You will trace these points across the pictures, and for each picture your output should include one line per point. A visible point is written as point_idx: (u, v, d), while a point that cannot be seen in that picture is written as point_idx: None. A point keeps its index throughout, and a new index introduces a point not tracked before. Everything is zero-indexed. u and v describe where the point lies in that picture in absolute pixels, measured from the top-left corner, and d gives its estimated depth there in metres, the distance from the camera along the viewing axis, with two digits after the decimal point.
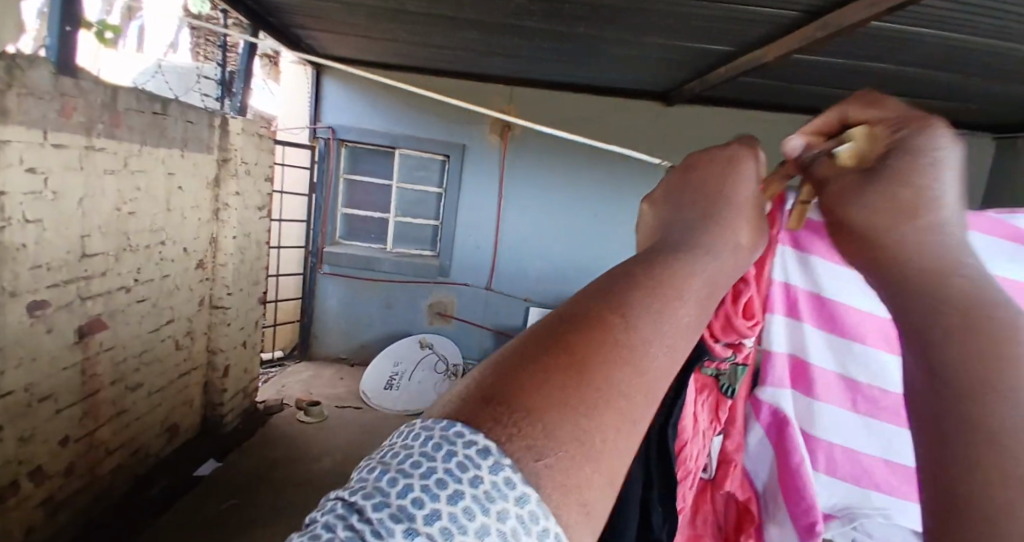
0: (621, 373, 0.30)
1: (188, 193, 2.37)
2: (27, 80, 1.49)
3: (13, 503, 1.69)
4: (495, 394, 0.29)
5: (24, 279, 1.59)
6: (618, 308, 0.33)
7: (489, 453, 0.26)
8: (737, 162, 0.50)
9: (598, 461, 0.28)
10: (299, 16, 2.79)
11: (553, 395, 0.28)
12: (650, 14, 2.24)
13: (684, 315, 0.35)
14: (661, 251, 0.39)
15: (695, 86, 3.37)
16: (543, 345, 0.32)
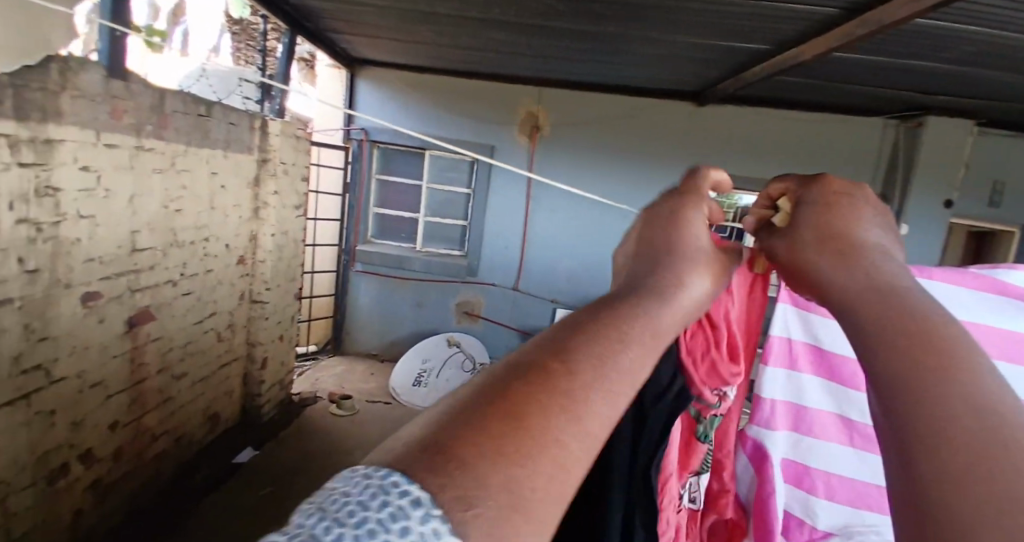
0: (559, 419, 0.33)
1: (231, 192, 2.46)
2: (79, 83, 1.58)
3: (65, 484, 1.78)
4: (430, 445, 0.28)
5: (77, 272, 1.68)
6: (558, 356, 0.37)
7: (420, 504, 0.25)
8: (683, 212, 0.60)
9: (529, 512, 0.28)
10: (334, 20, 2.86)
11: (486, 445, 0.29)
12: (680, 13, 2.23)
13: (626, 363, 0.39)
14: (608, 304, 0.45)
15: (727, 85, 3.32)
16: (487, 393, 0.33)
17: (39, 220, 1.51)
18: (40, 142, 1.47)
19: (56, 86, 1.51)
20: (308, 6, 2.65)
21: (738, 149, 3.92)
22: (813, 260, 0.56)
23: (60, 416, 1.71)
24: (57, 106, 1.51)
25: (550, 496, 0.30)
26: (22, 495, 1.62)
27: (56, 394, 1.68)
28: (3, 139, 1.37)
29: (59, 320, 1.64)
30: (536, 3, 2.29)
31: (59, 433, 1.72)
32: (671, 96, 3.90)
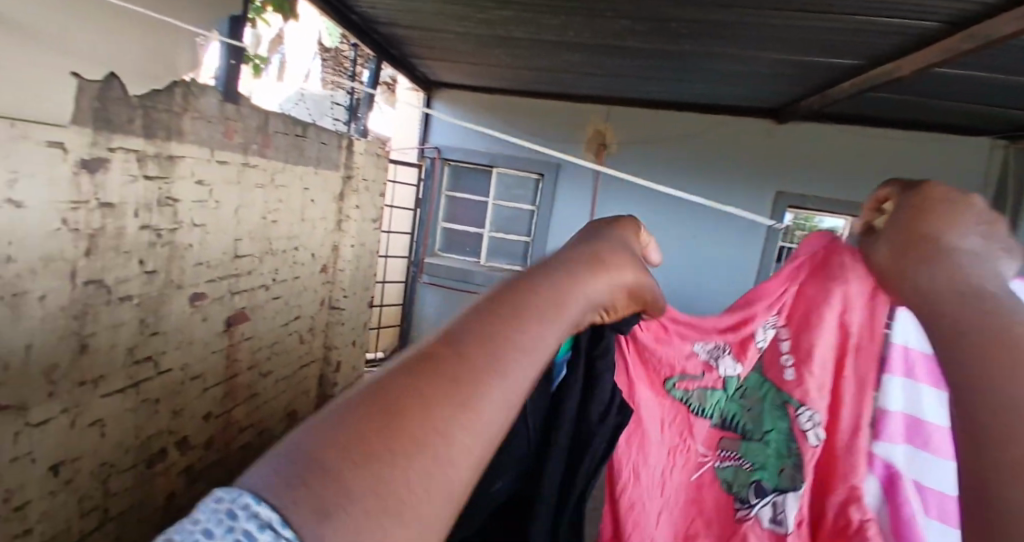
0: (439, 416, 0.33)
1: (319, 206, 2.65)
2: (199, 105, 1.78)
3: (161, 468, 1.95)
4: (313, 456, 0.28)
5: (188, 274, 1.87)
6: (454, 359, 0.36)
7: (271, 526, 0.24)
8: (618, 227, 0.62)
9: (402, 512, 0.28)
10: (417, 47, 3.04)
11: (361, 459, 0.29)
12: (760, 29, 2.20)
13: (522, 354, 0.39)
14: (517, 293, 0.44)
15: (812, 102, 3.22)
16: (373, 394, 0.33)
17: (159, 227, 1.70)
18: (163, 158, 1.66)
19: (180, 108, 1.70)
20: (395, 34, 2.84)
21: (816, 169, 3.77)
22: (903, 265, 0.59)
23: (163, 404, 1.89)
24: (180, 126, 1.71)
25: (431, 498, 0.30)
26: (125, 474, 1.79)
27: (160, 384, 1.86)
28: (133, 154, 1.56)
29: (169, 317, 1.83)
30: (613, 25, 2.34)
31: (161, 419, 1.90)
32: (745, 114, 3.82)
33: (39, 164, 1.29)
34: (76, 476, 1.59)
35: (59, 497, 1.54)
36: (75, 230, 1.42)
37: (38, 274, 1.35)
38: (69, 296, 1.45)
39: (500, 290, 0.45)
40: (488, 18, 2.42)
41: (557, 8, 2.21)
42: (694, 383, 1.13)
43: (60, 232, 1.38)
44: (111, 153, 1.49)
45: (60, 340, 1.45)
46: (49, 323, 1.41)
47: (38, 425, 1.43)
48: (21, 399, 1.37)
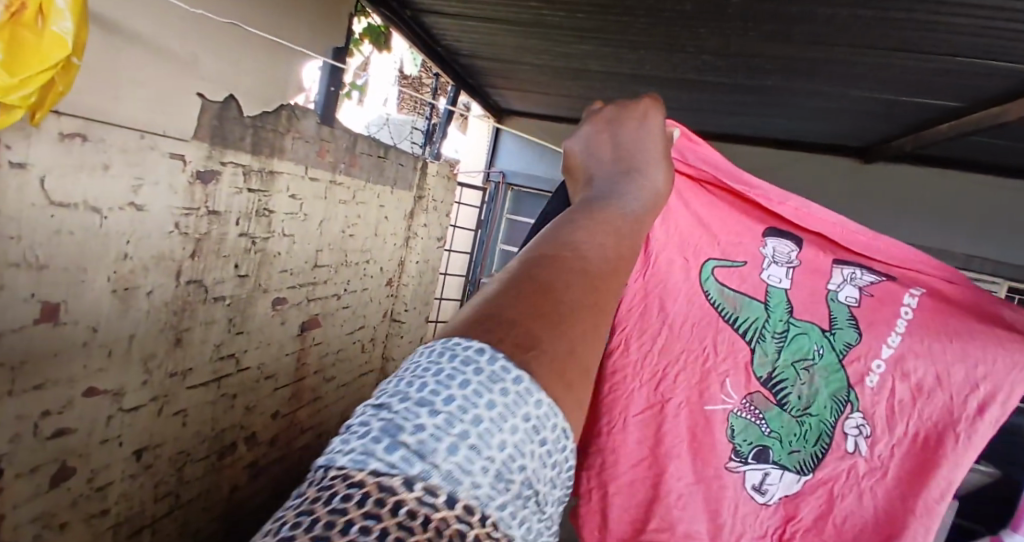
0: (579, 291, 0.38)
1: (391, 222, 2.79)
2: (300, 127, 1.94)
3: (230, 460, 2.07)
4: (485, 316, 0.33)
5: (274, 279, 2.01)
6: (566, 251, 0.42)
7: (484, 349, 0.31)
8: (647, 116, 0.65)
9: (574, 360, 0.34)
10: (493, 77, 3.18)
11: (527, 313, 0.34)
12: (848, 66, 2.16)
13: (621, 249, 0.46)
14: (597, 208, 0.50)
15: (905, 142, 3.11)
16: (515, 284, 0.37)
17: (254, 235, 1.84)
18: (265, 173, 1.81)
19: (284, 129, 1.86)
20: (475, 64, 2.98)
21: (895, 213, 3.62)
22: None
23: (239, 399, 2.03)
24: (282, 144, 1.86)
25: (590, 351, 0.36)
26: (198, 464, 1.91)
27: (238, 381, 1.99)
28: (240, 168, 1.71)
29: (253, 318, 1.97)
30: (695, 60, 2.37)
31: (236, 413, 2.03)
32: (822, 152, 3.73)
33: (161, 173, 1.44)
34: (154, 461, 1.72)
35: (137, 479, 1.67)
36: (184, 234, 1.57)
37: (149, 270, 1.50)
38: (171, 293, 1.59)
39: (568, 214, 0.49)
40: (567, 51, 2.50)
41: (635, 43, 2.27)
42: (725, 281, 1.18)
43: (171, 235, 1.53)
44: (222, 167, 1.64)
45: (159, 332, 1.59)
46: (151, 317, 1.55)
47: (129, 411, 1.57)
48: (119, 384, 1.51)
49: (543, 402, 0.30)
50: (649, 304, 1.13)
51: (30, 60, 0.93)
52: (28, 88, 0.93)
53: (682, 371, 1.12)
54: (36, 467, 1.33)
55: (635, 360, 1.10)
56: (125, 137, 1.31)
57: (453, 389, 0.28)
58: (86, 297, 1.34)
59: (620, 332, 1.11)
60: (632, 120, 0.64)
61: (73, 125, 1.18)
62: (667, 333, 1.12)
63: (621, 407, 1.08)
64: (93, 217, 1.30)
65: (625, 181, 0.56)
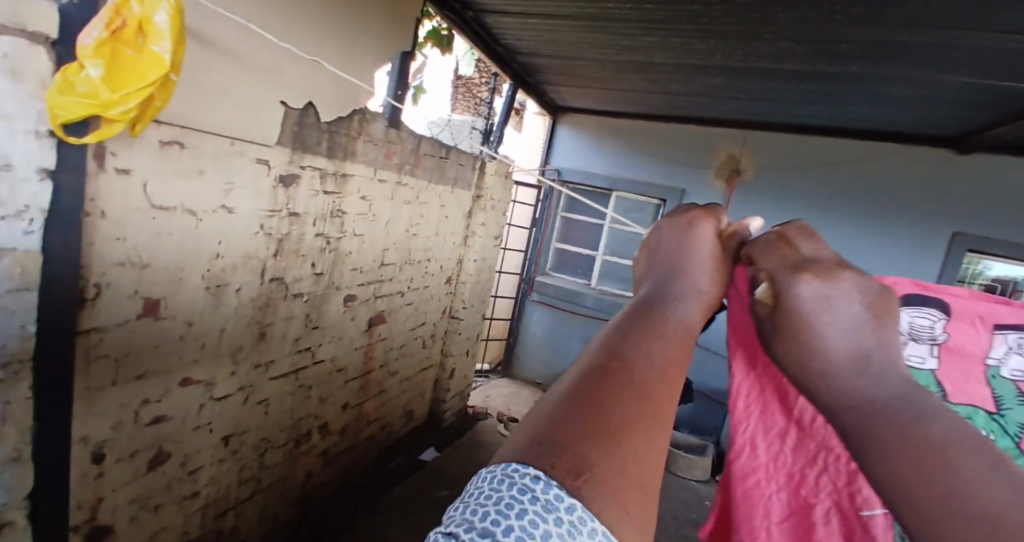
0: (630, 407, 0.48)
1: (452, 221, 2.86)
2: (370, 130, 2.02)
3: (306, 447, 2.19)
4: (549, 443, 0.44)
5: (346, 277, 2.11)
6: (618, 360, 0.52)
7: (539, 479, 0.42)
8: (695, 226, 0.71)
9: (626, 474, 0.44)
10: (551, 74, 3.21)
11: (582, 438, 0.45)
12: (941, 50, 2.04)
13: (669, 351, 0.55)
14: (644, 320, 0.58)
15: (1005, 131, 2.89)
16: (576, 395, 0.48)
17: (329, 235, 1.94)
18: (339, 176, 1.90)
19: (356, 132, 1.95)
20: (534, 62, 3.01)
21: (982, 208, 3.38)
22: None
23: (314, 391, 2.14)
24: (354, 148, 1.95)
25: (646, 465, 0.46)
26: (278, 451, 2.03)
27: (314, 373, 2.10)
28: (318, 172, 1.80)
29: (328, 314, 2.08)
30: (769, 48, 2.30)
31: (310, 404, 2.14)
32: (900, 141, 3.52)
33: (249, 177, 1.55)
34: (240, 447, 1.84)
35: (225, 464, 1.79)
36: (268, 234, 1.68)
37: (239, 269, 1.61)
38: (256, 290, 1.70)
39: (618, 319, 0.59)
40: (630, 44, 2.48)
41: (705, 32, 2.22)
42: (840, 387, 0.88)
43: (257, 235, 1.64)
44: (301, 171, 1.74)
45: (245, 326, 1.70)
46: (239, 313, 1.66)
47: (220, 399, 1.69)
48: (210, 375, 1.63)
49: (596, 531, 0.41)
50: (767, 393, 0.79)
51: (129, 77, 0.99)
52: (128, 104, 1.00)
53: (827, 469, 0.78)
54: (134, 452, 1.45)
55: (767, 464, 0.77)
56: (217, 145, 1.42)
57: (512, 519, 0.40)
58: (183, 293, 1.46)
59: (739, 429, 0.80)
60: (683, 232, 0.71)
61: (172, 134, 1.29)
62: (798, 432, 0.79)
63: (754, 522, 0.74)
64: (189, 219, 1.41)
65: (675, 288, 0.64)
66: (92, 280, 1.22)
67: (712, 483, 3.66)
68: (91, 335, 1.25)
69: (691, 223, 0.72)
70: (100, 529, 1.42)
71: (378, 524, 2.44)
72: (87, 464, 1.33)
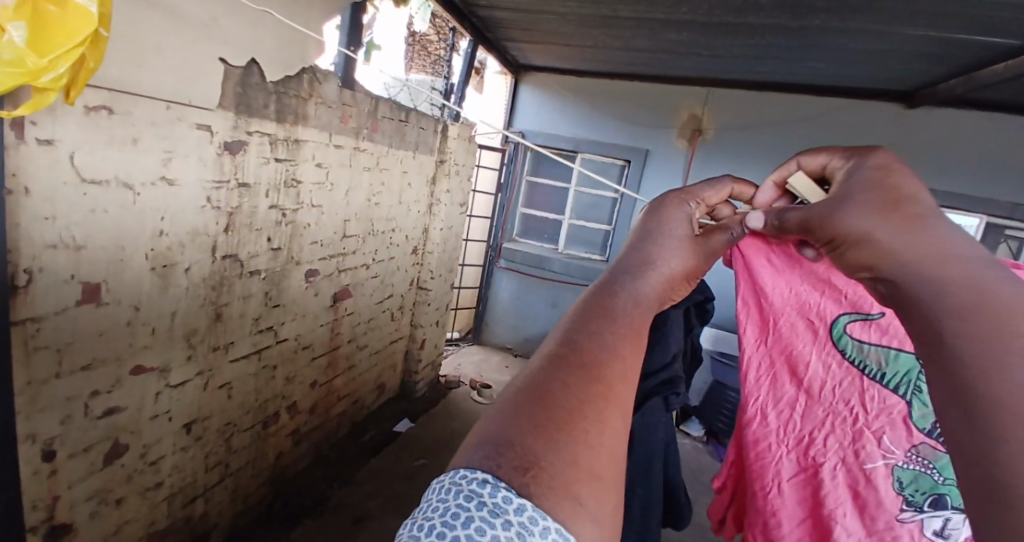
0: (575, 393, 0.47)
1: (414, 188, 2.75)
2: (322, 91, 1.88)
3: (274, 429, 2.11)
4: (495, 440, 0.43)
5: (305, 251, 2.01)
6: (569, 347, 0.52)
7: (486, 483, 0.39)
8: (670, 208, 0.70)
9: (575, 468, 0.43)
10: (512, 29, 3.08)
11: (525, 432, 0.43)
12: (911, 2, 2.02)
13: (622, 334, 0.55)
14: (603, 301, 0.58)
15: (957, 83, 2.96)
16: (523, 390, 0.48)
17: (284, 207, 1.83)
18: (290, 142, 1.78)
19: (307, 94, 1.81)
20: (493, 16, 2.88)
21: (932, 160, 3.49)
22: None
23: (280, 370, 2.05)
24: (306, 111, 1.82)
25: (597, 458, 0.45)
26: (244, 434, 1.95)
27: (278, 352, 2.01)
28: (267, 138, 1.67)
29: (289, 290, 1.97)
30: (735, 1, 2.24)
31: (276, 385, 2.06)
32: (857, 96, 3.57)
33: (191, 145, 1.41)
34: (203, 434, 1.75)
35: (189, 452, 1.70)
36: (216, 208, 1.55)
37: (186, 247, 1.49)
38: (208, 269, 1.59)
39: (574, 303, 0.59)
40: None
41: None
42: (856, 332, 0.96)
43: (204, 209, 1.51)
44: (248, 137, 1.60)
45: (199, 307, 1.59)
46: (191, 293, 1.55)
47: (177, 386, 1.58)
48: (164, 361, 1.52)
49: (549, 530, 0.38)
50: (777, 368, 0.98)
51: (56, 37, 0.86)
52: (58, 70, 0.88)
53: (832, 429, 0.93)
54: (88, 447, 1.35)
55: (777, 428, 0.95)
56: (151, 109, 1.28)
57: (458, 529, 0.37)
58: (126, 274, 1.33)
59: (750, 401, 0.98)
60: (660, 216, 0.69)
61: (98, 98, 1.14)
62: (806, 399, 0.95)
63: (768, 474, 0.93)
64: (126, 194, 1.27)
65: (630, 266, 0.63)
66: (22, 265, 1.09)
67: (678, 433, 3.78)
68: (26, 326, 1.13)
69: (664, 208, 0.70)
70: (59, 529, 1.33)
71: (356, 496, 2.40)
72: (36, 464, 1.23)
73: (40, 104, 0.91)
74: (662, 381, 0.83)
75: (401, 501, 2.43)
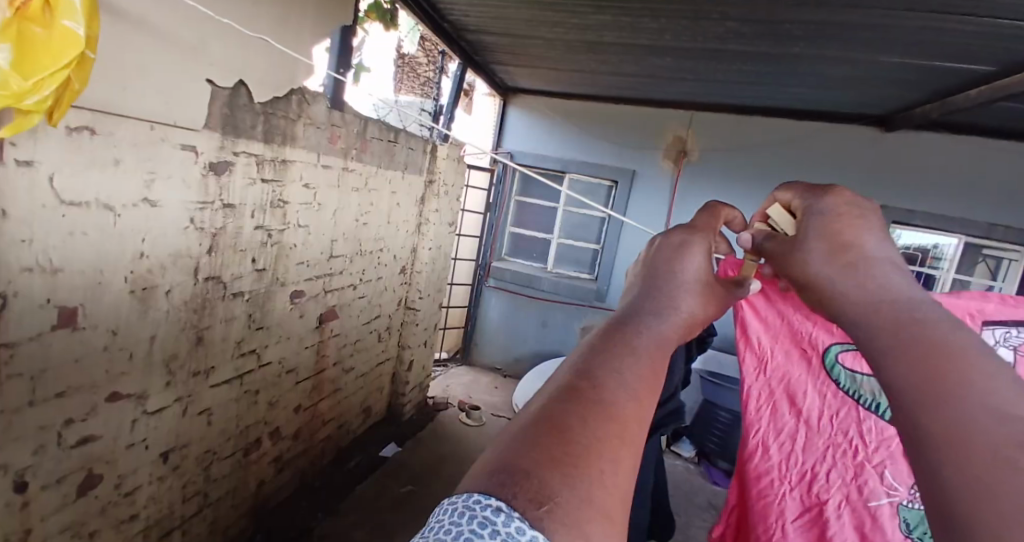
0: (592, 428, 0.45)
1: (404, 208, 2.74)
2: (311, 112, 1.88)
3: (255, 457, 2.05)
4: (508, 467, 0.39)
5: (292, 272, 1.98)
6: (585, 380, 0.49)
7: (500, 510, 0.37)
8: (685, 250, 0.68)
9: (590, 504, 0.39)
10: (501, 52, 3.12)
11: (541, 462, 0.40)
12: (890, 32, 2.07)
13: (639, 373, 0.52)
14: (618, 335, 0.56)
15: (932, 109, 3.04)
16: (537, 421, 0.45)
17: (270, 227, 1.80)
18: (278, 162, 1.76)
19: (295, 114, 1.80)
20: (483, 39, 2.91)
21: (911, 184, 3.56)
22: None
23: (262, 395, 2.00)
24: (294, 132, 1.80)
25: (612, 498, 0.41)
26: (224, 462, 1.89)
27: (260, 377, 1.96)
28: (254, 158, 1.66)
29: (273, 313, 1.94)
30: (719, 28, 2.28)
31: (259, 410, 2.01)
32: (840, 119, 3.65)
33: (174, 166, 1.39)
34: (181, 462, 1.69)
35: (165, 481, 1.64)
36: (200, 229, 1.52)
37: (167, 268, 1.45)
38: (190, 291, 1.55)
39: (590, 338, 0.57)
40: (582, 23, 2.42)
41: (656, 11, 2.18)
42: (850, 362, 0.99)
43: (187, 230, 1.48)
44: (235, 158, 1.58)
45: (179, 332, 1.55)
46: (171, 316, 1.51)
47: (154, 413, 1.53)
48: (142, 388, 1.47)
49: None
50: (776, 398, 1.00)
51: (41, 57, 0.84)
52: (44, 91, 0.86)
53: (833, 462, 0.95)
54: (63, 477, 1.30)
55: (779, 462, 0.96)
56: (136, 130, 1.26)
57: None
58: (104, 298, 1.30)
59: (751, 433, 0.99)
60: (675, 255, 0.67)
61: (81, 119, 1.12)
62: (806, 430, 0.97)
63: (774, 512, 0.94)
64: (107, 215, 1.24)
65: (646, 304, 0.61)
66: None
67: (668, 454, 3.75)
68: None
69: (680, 249, 0.68)
70: None
71: (341, 524, 2.33)
72: (8, 495, 1.18)
73: (22, 126, 0.88)
74: (668, 413, 0.82)
75: (387, 530, 2.36)
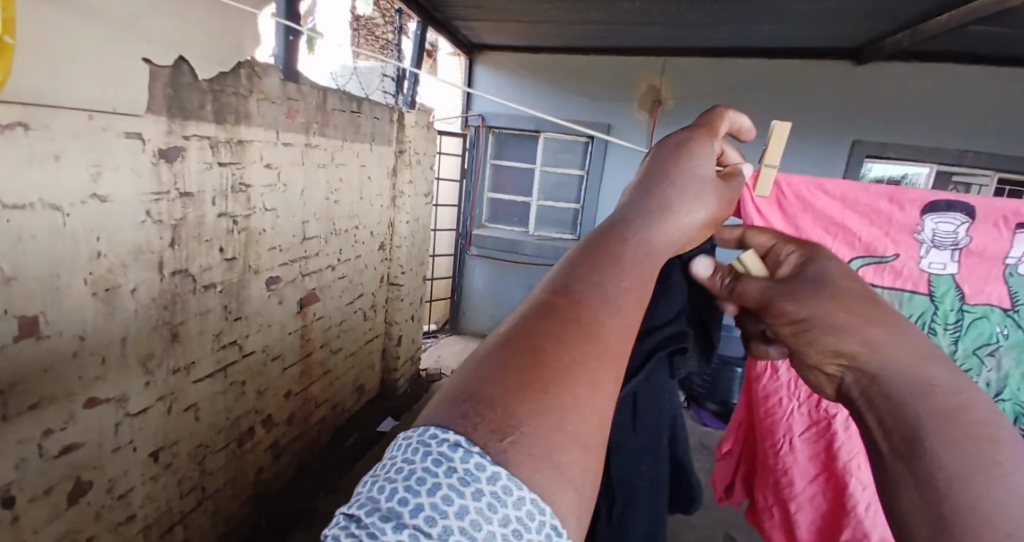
0: (571, 347, 0.40)
1: (375, 182, 2.65)
2: (263, 87, 1.76)
3: (249, 447, 2.01)
4: (472, 395, 0.37)
5: (264, 258, 1.91)
6: (565, 293, 0.44)
7: (458, 446, 0.34)
8: (690, 146, 0.59)
9: (560, 432, 0.36)
10: (462, 7, 2.97)
11: (508, 389, 0.37)
12: None
13: (626, 285, 0.46)
14: (610, 241, 0.49)
15: (903, 38, 3.00)
16: (508, 342, 0.40)
17: (235, 214, 1.72)
18: (234, 143, 1.66)
19: (246, 90, 1.69)
20: None
21: (885, 117, 3.54)
22: None
23: (249, 384, 1.95)
24: (247, 109, 1.70)
25: (587, 425, 0.38)
26: (218, 454, 1.85)
27: (245, 367, 1.91)
28: (207, 140, 1.55)
29: (249, 302, 1.87)
30: None
31: (248, 399, 1.96)
32: (812, 55, 3.58)
33: (121, 157, 1.29)
34: (173, 460, 1.65)
35: (160, 480, 1.61)
36: (158, 222, 1.44)
37: (129, 266, 1.37)
38: (156, 288, 1.47)
39: (574, 248, 0.50)
40: None
41: None
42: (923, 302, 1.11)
43: (145, 224, 1.39)
44: (186, 141, 1.48)
45: (152, 330, 1.48)
46: (141, 315, 1.44)
47: (137, 416, 1.48)
48: (121, 390, 1.41)
49: (526, 501, 0.33)
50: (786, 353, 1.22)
51: None
52: None
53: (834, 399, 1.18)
54: (50, 488, 1.25)
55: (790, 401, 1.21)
56: (72, 120, 1.16)
57: (422, 497, 0.32)
58: (65, 303, 1.22)
59: (768, 380, 1.23)
60: (679, 153, 0.58)
61: (10, 115, 1.03)
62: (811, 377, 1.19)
63: (787, 438, 1.20)
64: (55, 216, 1.16)
65: (644, 207, 0.52)
66: None
67: None
68: None
69: (686, 146, 0.58)
70: None
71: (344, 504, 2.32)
72: None
73: None
74: (669, 337, 0.80)
75: None
